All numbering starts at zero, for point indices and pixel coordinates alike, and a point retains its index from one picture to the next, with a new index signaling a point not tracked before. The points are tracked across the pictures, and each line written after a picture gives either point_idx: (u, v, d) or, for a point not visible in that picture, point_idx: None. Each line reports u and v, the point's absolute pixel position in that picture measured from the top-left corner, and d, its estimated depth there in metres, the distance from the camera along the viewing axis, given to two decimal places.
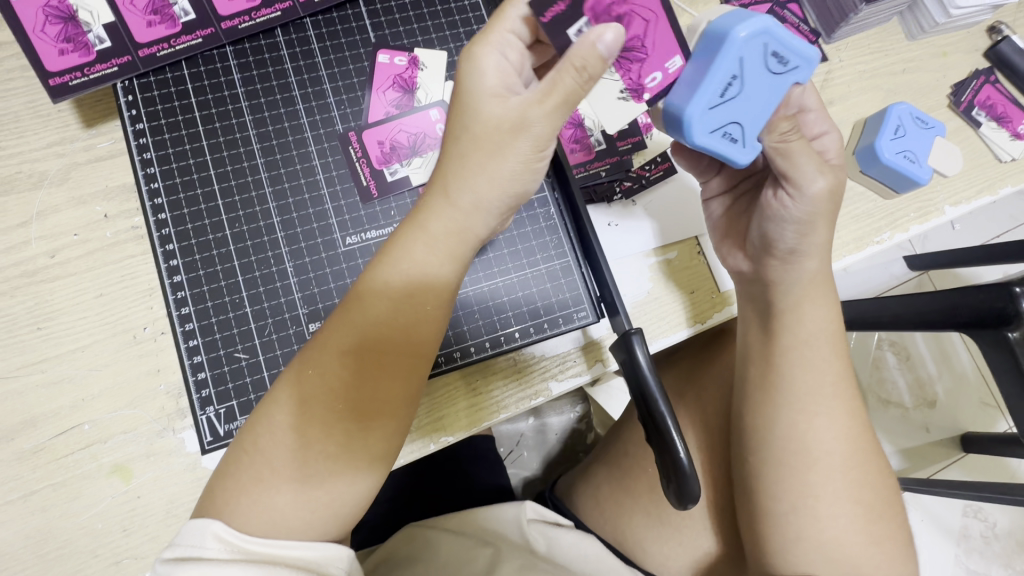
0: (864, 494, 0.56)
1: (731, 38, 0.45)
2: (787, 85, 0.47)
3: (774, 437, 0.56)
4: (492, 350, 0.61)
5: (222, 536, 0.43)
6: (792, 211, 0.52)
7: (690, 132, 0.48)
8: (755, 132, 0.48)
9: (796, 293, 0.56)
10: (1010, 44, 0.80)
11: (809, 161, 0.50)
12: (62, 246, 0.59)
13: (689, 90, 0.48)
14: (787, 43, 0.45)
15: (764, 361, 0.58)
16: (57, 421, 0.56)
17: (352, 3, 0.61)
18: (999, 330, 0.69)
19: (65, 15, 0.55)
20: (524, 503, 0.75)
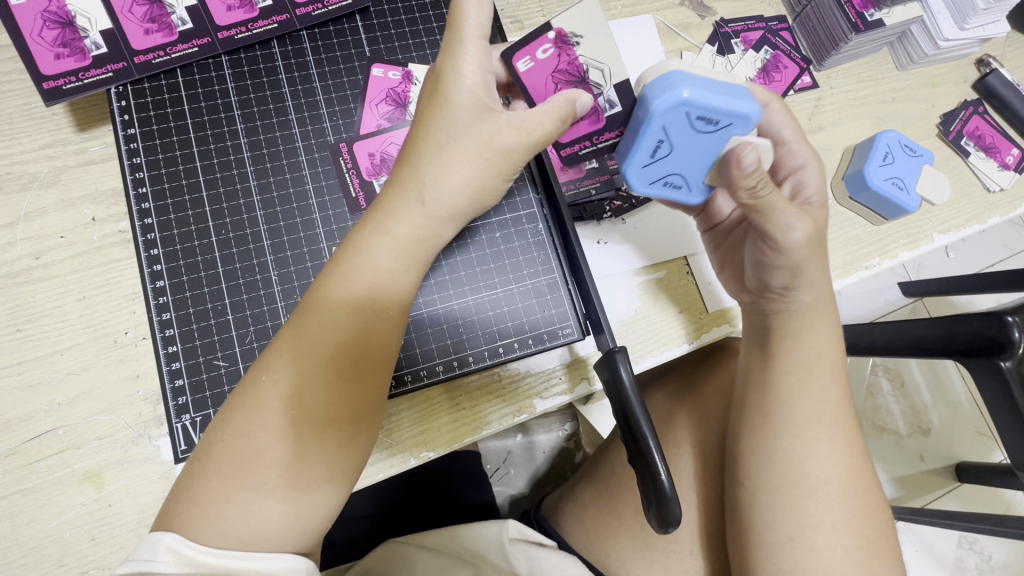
0: (861, 526, 0.54)
1: (653, 113, 0.49)
2: (723, 138, 0.51)
3: (769, 462, 0.55)
4: (477, 365, 0.60)
5: (174, 548, 0.42)
6: (775, 260, 0.54)
7: (630, 185, 0.55)
8: (696, 177, 0.55)
9: (797, 320, 0.57)
10: (999, 77, 0.82)
11: (783, 213, 0.50)
12: (48, 248, 0.59)
13: (627, 147, 0.54)
14: (710, 107, 0.48)
15: (763, 385, 0.57)
16: (31, 424, 0.55)
17: (348, 18, 0.62)
18: (992, 359, 0.68)
19: (63, 21, 0.56)
20: (506, 521, 0.73)
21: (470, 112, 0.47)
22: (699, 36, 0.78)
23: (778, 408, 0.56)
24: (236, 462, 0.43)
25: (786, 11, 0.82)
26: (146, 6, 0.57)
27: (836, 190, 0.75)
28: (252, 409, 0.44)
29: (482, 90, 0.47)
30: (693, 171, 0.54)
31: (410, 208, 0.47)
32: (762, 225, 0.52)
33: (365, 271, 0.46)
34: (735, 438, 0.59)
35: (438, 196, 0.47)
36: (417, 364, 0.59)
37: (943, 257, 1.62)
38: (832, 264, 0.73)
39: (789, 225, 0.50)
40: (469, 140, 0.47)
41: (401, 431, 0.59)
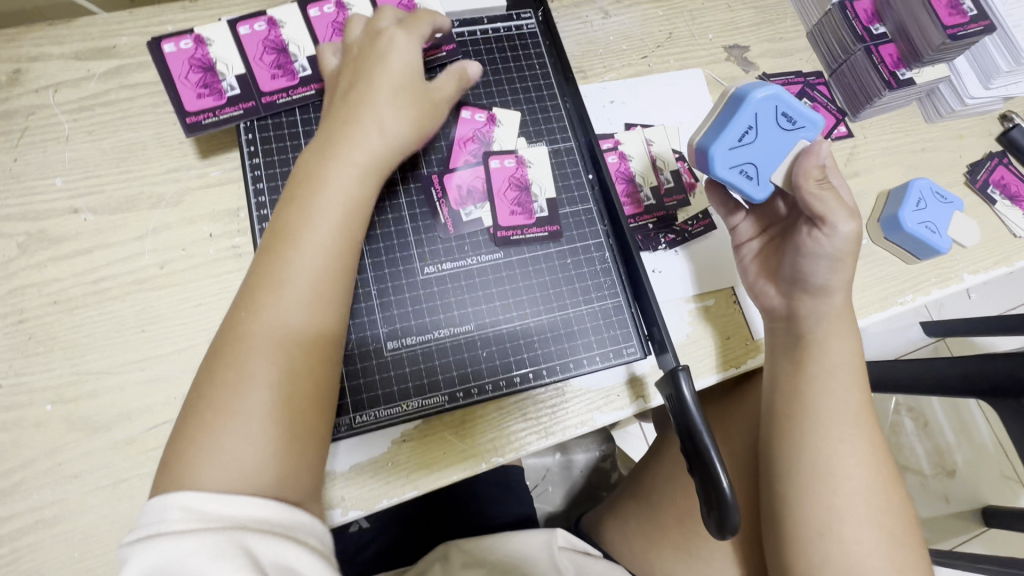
0: (891, 528, 0.59)
1: (750, 99, 0.60)
2: (795, 139, 0.61)
3: (799, 461, 0.62)
4: (547, 378, 0.65)
5: (182, 506, 0.44)
6: (823, 248, 0.60)
7: (713, 165, 0.62)
8: (767, 173, 0.63)
9: (822, 327, 0.64)
10: (1021, 131, 0.89)
11: (838, 205, 0.59)
12: (171, 259, 0.67)
13: (716, 133, 0.62)
14: (794, 107, 0.60)
15: (793, 389, 0.64)
16: (149, 416, 0.62)
17: (442, 67, 0.71)
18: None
19: (205, 66, 0.64)
20: (555, 531, 0.77)
21: (401, 81, 0.61)
22: None
23: (806, 409, 0.63)
24: (236, 400, 0.49)
25: (822, 68, 0.90)
26: (274, 55, 0.66)
27: (871, 231, 0.81)
28: (264, 345, 0.51)
29: (415, 76, 0.62)
30: (766, 164, 0.62)
31: (339, 168, 0.56)
32: (810, 208, 0.60)
33: (316, 228, 0.54)
34: (768, 442, 0.65)
35: (355, 152, 0.57)
36: (496, 375, 0.65)
37: (965, 299, 1.66)
38: (869, 299, 0.78)
39: (840, 213, 0.59)
40: (384, 99, 0.60)
41: (479, 437, 0.65)
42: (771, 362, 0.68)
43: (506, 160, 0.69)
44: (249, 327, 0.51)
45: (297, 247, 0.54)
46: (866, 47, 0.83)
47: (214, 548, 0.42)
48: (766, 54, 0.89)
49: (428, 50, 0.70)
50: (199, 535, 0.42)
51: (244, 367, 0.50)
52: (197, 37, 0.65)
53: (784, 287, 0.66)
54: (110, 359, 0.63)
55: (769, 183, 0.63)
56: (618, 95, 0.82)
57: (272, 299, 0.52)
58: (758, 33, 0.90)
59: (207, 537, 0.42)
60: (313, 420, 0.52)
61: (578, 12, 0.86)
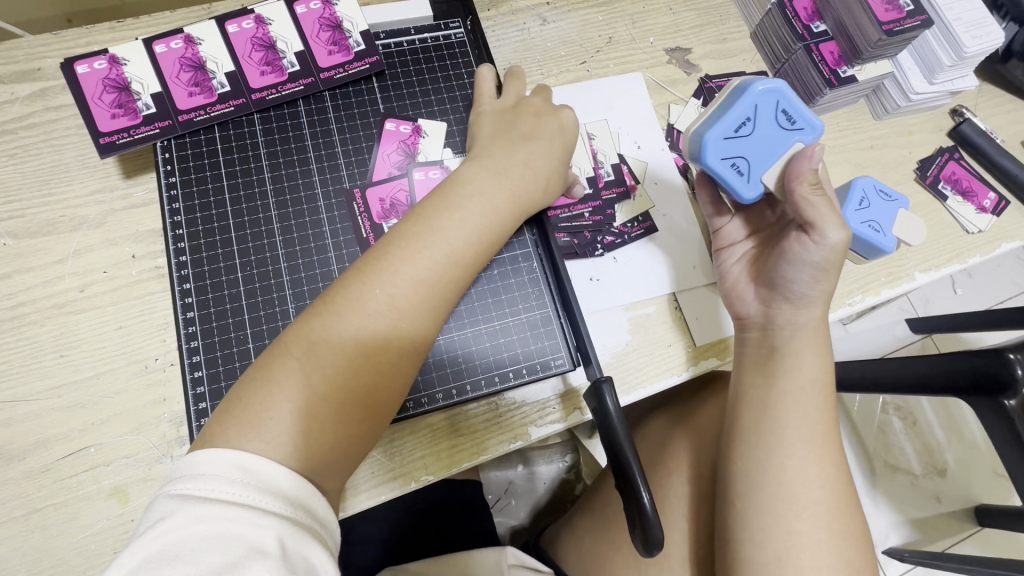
0: (840, 545, 0.56)
1: (752, 90, 0.59)
2: (791, 139, 0.60)
3: (762, 480, 0.58)
4: (473, 393, 0.64)
5: (232, 466, 0.44)
6: (812, 255, 0.58)
7: (706, 152, 0.60)
8: (758, 170, 0.61)
9: (799, 340, 0.61)
10: (972, 125, 0.87)
11: (832, 213, 0.57)
12: (92, 282, 0.66)
13: (714, 121, 0.61)
14: (794, 105, 0.60)
15: (763, 407, 0.60)
16: (66, 443, 0.60)
17: (366, 80, 0.70)
18: (996, 398, 0.70)
19: (120, 86, 0.64)
20: (505, 549, 0.75)
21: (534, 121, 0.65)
22: (685, 90, 0.85)
23: (775, 425, 0.59)
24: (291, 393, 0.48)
25: (767, 68, 0.89)
26: (191, 73, 0.66)
27: None
28: (304, 357, 0.50)
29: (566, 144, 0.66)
30: (760, 161, 0.61)
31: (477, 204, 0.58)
32: (801, 213, 0.58)
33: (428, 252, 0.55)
34: (729, 460, 0.61)
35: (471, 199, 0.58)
36: (418, 392, 0.63)
37: (951, 293, 1.64)
38: None
39: (834, 219, 0.57)
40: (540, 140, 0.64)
41: (407, 457, 0.63)
42: (735, 368, 0.66)
43: (431, 170, 0.67)
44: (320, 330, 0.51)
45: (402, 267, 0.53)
46: (806, 46, 0.81)
47: (259, 539, 0.40)
48: (709, 56, 0.88)
49: (350, 62, 0.69)
50: (238, 509, 0.41)
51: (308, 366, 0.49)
52: (112, 57, 0.65)
53: (765, 294, 0.64)
54: (27, 387, 0.62)
55: (759, 182, 0.61)
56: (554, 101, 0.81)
57: (352, 314, 0.51)
58: (701, 34, 0.89)
59: (252, 510, 0.41)
60: (361, 436, 0.52)
61: (516, 20, 0.85)
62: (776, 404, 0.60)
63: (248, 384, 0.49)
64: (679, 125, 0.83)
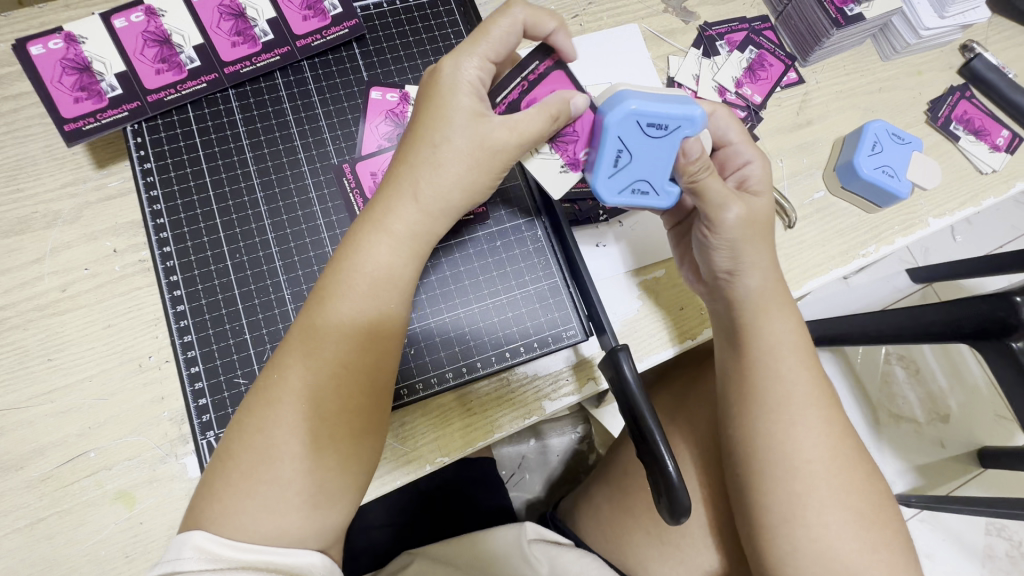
0: (862, 500, 0.55)
1: (606, 125, 0.54)
2: (672, 142, 0.55)
3: (756, 449, 0.56)
4: (483, 370, 0.61)
5: (200, 546, 0.43)
6: (715, 245, 0.58)
7: (601, 196, 0.57)
8: (660, 181, 0.57)
9: (751, 307, 0.59)
10: (983, 61, 0.83)
11: (719, 193, 0.55)
12: (73, 280, 0.62)
13: (590, 163, 0.57)
14: (655, 114, 0.53)
15: (739, 375, 0.59)
16: (64, 448, 0.58)
17: (346, 46, 0.65)
18: (1003, 339, 0.69)
19: (80, 67, 0.60)
20: (524, 524, 0.73)
21: (467, 116, 0.51)
22: (684, 40, 0.81)
23: (762, 387, 0.57)
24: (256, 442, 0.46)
25: (768, 11, 0.84)
26: (156, 48, 0.61)
27: (828, 182, 0.76)
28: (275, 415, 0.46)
29: (477, 99, 0.52)
30: (658, 174, 0.57)
31: (405, 208, 0.50)
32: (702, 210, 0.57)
33: (364, 269, 0.49)
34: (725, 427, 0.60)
35: (431, 193, 0.51)
36: (411, 378, 0.60)
37: (949, 241, 1.63)
38: (829, 254, 0.74)
39: (723, 205, 0.55)
40: (464, 142, 0.50)
41: (410, 441, 0.61)
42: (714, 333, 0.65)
43: None
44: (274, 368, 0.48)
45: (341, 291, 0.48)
46: None
47: None
48: (707, 2, 0.83)
49: (328, 27, 0.64)
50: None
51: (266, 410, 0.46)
52: (69, 35, 0.60)
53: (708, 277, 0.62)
54: (16, 393, 0.59)
55: (670, 189, 0.58)
56: None
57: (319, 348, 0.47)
58: None
59: None
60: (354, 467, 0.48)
61: None
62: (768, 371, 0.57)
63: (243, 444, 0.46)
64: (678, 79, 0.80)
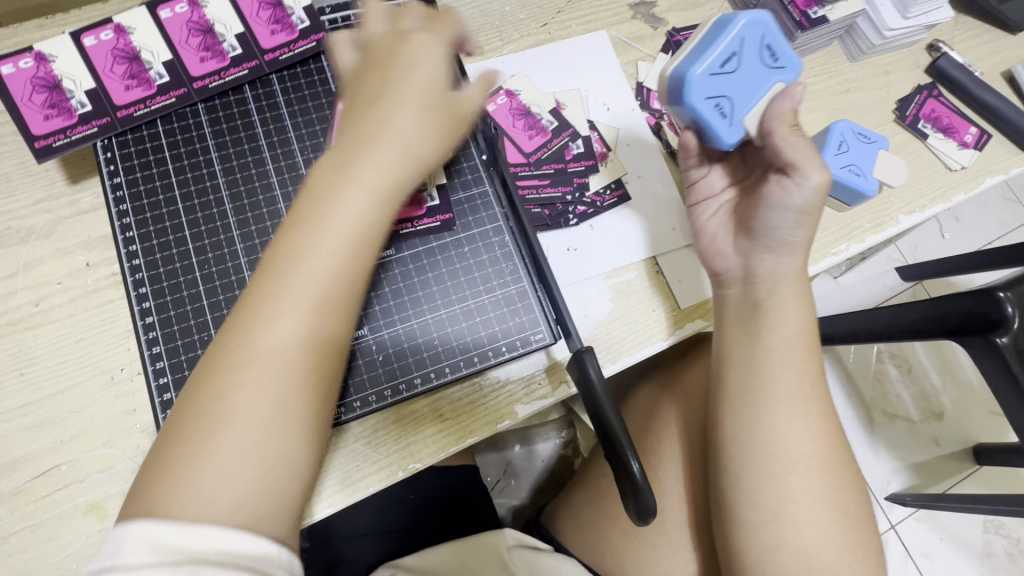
0: (829, 498, 0.55)
1: (738, 22, 0.54)
2: (772, 80, 0.56)
3: (749, 444, 0.56)
4: (452, 375, 0.62)
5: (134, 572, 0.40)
6: (795, 199, 0.55)
7: (690, 92, 0.54)
8: (740, 113, 0.56)
9: (779, 293, 0.59)
10: (949, 60, 0.84)
11: (807, 152, 0.55)
12: (46, 295, 0.62)
13: (692, 58, 0.54)
14: (779, 43, 0.56)
15: (747, 366, 0.58)
16: (36, 462, 0.58)
17: (315, 58, 0.66)
18: (988, 335, 0.69)
19: (50, 85, 0.61)
20: (505, 529, 0.74)
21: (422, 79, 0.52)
22: (654, 46, 0.82)
23: (762, 382, 0.57)
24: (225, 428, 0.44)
25: (736, 15, 0.85)
26: (126, 65, 0.62)
27: None
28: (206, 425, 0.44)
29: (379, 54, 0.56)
30: (742, 101, 0.56)
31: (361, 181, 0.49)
32: (781, 156, 0.55)
33: (303, 263, 0.47)
34: (719, 422, 0.59)
35: (374, 169, 0.49)
36: (394, 380, 0.61)
37: (940, 238, 1.63)
38: None
39: (812, 159, 0.55)
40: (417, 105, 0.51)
41: (383, 445, 0.61)
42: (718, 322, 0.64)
43: None
44: (221, 337, 0.46)
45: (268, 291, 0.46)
46: None
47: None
48: (675, 8, 0.84)
49: (295, 41, 0.65)
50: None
51: (226, 378, 0.45)
52: (39, 54, 0.61)
53: (744, 245, 0.61)
54: None
55: (740, 125, 0.56)
56: (518, 69, 0.77)
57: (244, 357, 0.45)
58: None
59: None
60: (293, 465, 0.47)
61: None
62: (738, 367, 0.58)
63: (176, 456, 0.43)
64: (648, 83, 0.80)
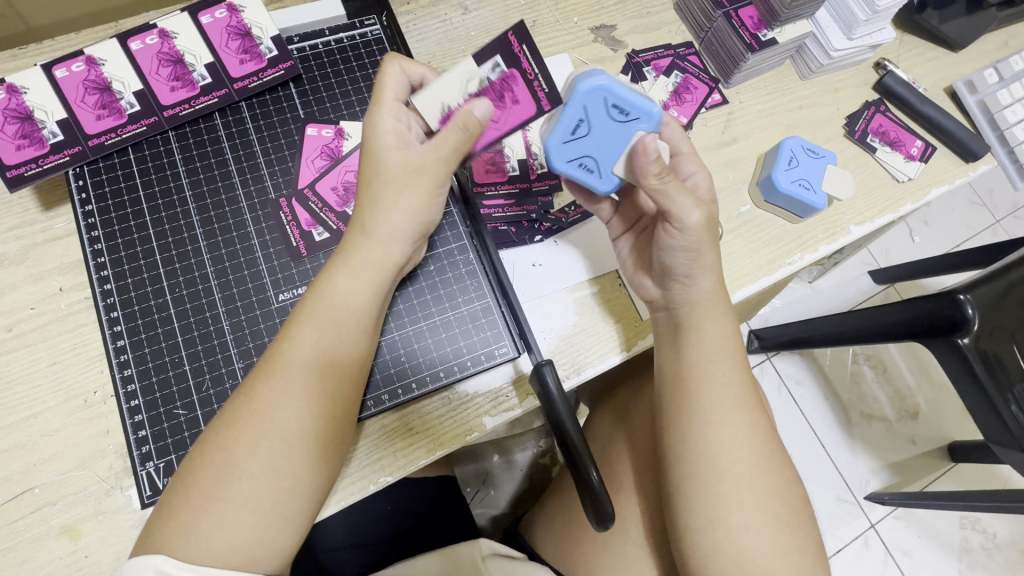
0: (783, 502, 0.57)
1: (576, 91, 0.57)
2: (630, 131, 0.59)
3: (689, 452, 0.59)
4: (418, 391, 0.64)
5: None
6: (676, 245, 0.58)
7: (550, 161, 0.60)
8: (607, 164, 0.60)
9: (700, 310, 0.61)
10: (894, 77, 0.88)
11: (684, 198, 0.55)
12: (19, 320, 0.64)
13: (550, 128, 0.60)
14: (623, 98, 0.57)
15: (677, 377, 0.61)
16: (10, 486, 0.59)
17: (283, 86, 0.69)
18: (951, 337, 0.73)
19: (22, 116, 0.62)
20: (477, 540, 0.76)
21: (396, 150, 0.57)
22: (614, 67, 0.86)
23: (692, 393, 0.60)
24: (217, 458, 0.49)
25: (692, 38, 0.89)
26: (97, 95, 0.64)
27: (752, 196, 0.80)
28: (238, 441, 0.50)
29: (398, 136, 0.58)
30: (605, 156, 0.60)
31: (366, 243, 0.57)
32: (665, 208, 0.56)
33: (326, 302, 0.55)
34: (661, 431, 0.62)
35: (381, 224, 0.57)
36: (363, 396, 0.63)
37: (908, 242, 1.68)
38: (756, 264, 0.78)
39: (687, 206, 0.55)
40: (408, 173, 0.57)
41: (356, 459, 0.63)
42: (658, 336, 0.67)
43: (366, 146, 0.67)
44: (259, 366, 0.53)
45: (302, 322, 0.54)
46: (726, 12, 0.81)
47: None
48: (634, 31, 0.88)
49: (264, 70, 0.67)
50: None
51: (257, 404, 0.51)
52: (11, 86, 0.63)
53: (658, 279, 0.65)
54: None
55: (612, 176, 0.61)
56: None
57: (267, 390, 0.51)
58: (625, 10, 0.88)
59: None
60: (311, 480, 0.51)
61: (437, 11, 0.82)
62: (689, 378, 0.60)
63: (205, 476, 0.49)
64: None
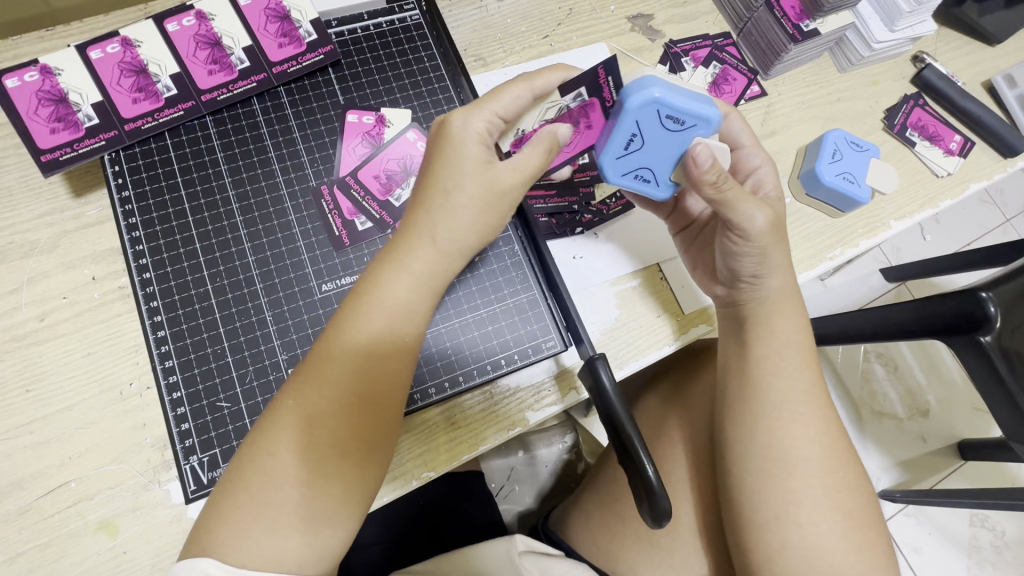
0: (842, 499, 0.56)
1: (626, 108, 0.54)
2: (686, 138, 0.56)
3: (749, 447, 0.58)
4: (462, 386, 0.63)
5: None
6: (744, 251, 0.58)
7: (606, 177, 0.60)
8: (664, 173, 0.60)
9: (766, 308, 0.60)
10: (934, 70, 0.87)
11: (747, 205, 0.55)
12: (51, 309, 0.62)
13: (603, 143, 0.58)
14: (676, 108, 0.54)
15: (741, 374, 0.60)
16: (44, 480, 0.57)
17: (322, 71, 0.67)
18: (972, 334, 0.71)
19: (56, 98, 0.60)
20: (513, 537, 0.73)
21: (476, 164, 0.52)
22: (652, 57, 0.84)
23: (755, 387, 0.59)
24: (267, 463, 0.47)
25: (730, 28, 0.88)
26: (133, 78, 0.62)
27: (793, 189, 0.79)
28: (287, 437, 0.48)
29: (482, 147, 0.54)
30: (661, 165, 0.59)
31: (426, 248, 0.52)
32: (728, 219, 0.56)
33: (382, 303, 0.51)
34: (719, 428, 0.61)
35: (449, 237, 0.53)
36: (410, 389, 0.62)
37: (922, 240, 1.68)
38: (797, 258, 0.77)
39: (751, 214, 0.55)
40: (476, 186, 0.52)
41: (400, 455, 0.61)
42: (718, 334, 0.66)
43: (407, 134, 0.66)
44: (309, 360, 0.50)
45: (357, 321, 0.50)
46: (767, 2, 0.80)
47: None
48: (671, 20, 0.86)
49: (304, 54, 0.66)
50: None
51: (311, 402, 0.48)
52: (44, 67, 0.61)
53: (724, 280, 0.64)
54: None
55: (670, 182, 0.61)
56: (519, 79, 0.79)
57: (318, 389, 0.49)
58: None
59: None
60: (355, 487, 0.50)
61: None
62: (753, 375, 0.59)
63: (252, 475, 0.47)
64: None
